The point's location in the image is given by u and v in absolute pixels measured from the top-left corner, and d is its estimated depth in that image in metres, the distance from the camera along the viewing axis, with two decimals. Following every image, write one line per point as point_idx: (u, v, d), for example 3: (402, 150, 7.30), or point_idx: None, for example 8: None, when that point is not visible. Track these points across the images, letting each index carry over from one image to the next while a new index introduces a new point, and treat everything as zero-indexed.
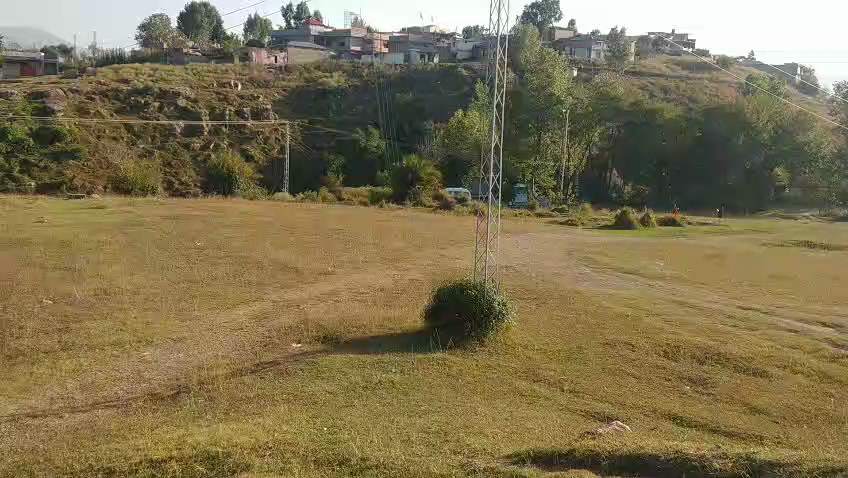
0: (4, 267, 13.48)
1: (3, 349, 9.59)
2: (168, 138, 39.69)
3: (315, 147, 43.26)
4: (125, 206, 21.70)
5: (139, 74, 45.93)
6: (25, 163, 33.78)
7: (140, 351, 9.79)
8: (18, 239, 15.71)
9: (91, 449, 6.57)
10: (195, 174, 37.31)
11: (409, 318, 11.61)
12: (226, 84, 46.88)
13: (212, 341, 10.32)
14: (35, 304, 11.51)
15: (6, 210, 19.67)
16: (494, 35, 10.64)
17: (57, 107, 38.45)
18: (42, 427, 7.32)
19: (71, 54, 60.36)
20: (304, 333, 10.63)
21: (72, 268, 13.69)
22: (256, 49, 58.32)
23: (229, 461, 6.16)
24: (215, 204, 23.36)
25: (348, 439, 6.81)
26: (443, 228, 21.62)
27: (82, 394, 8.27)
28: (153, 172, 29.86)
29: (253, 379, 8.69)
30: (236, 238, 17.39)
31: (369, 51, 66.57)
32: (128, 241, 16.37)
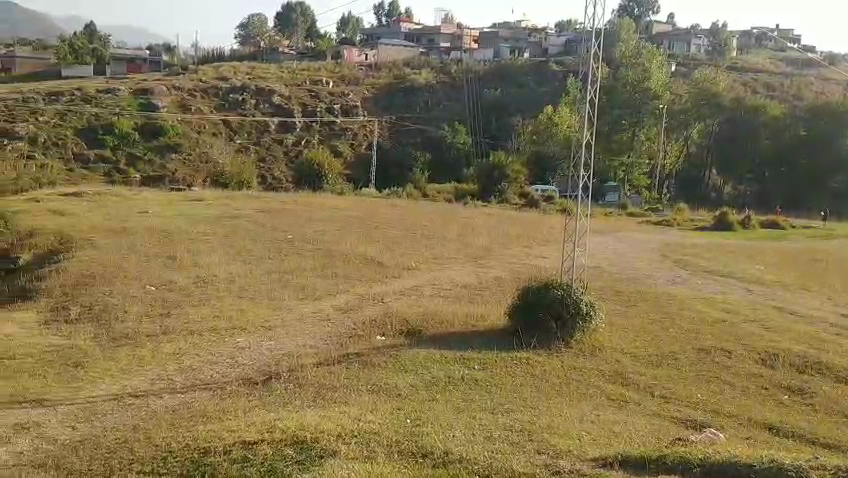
0: (113, 254, 14.32)
1: (110, 332, 10.19)
2: (263, 134, 41.06)
3: (403, 144, 43.65)
4: (224, 199, 22.61)
5: (237, 72, 47.80)
6: (131, 156, 35.77)
7: (235, 337, 10.18)
8: (125, 228, 16.65)
9: (188, 429, 6.87)
10: (287, 169, 38.42)
11: (493, 315, 11.54)
12: (318, 82, 48.09)
13: (300, 330, 10.61)
14: (139, 290, 12.17)
15: (113, 201, 20.89)
16: (591, 29, 10.37)
17: (162, 104, 40.52)
18: (143, 406, 7.73)
19: (175, 52, 63.41)
20: (389, 325, 10.76)
21: (172, 257, 14.39)
22: (348, 48, 59.36)
23: (316, 447, 6.32)
24: (306, 198, 24.03)
25: (431, 432, 6.85)
26: (529, 226, 21.43)
27: (180, 377, 8.66)
28: (248, 167, 30.98)
29: (339, 370, 8.85)
30: (325, 232, 17.82)
31: (459, 47, 66.68)
32: (223, 233, 17.04)
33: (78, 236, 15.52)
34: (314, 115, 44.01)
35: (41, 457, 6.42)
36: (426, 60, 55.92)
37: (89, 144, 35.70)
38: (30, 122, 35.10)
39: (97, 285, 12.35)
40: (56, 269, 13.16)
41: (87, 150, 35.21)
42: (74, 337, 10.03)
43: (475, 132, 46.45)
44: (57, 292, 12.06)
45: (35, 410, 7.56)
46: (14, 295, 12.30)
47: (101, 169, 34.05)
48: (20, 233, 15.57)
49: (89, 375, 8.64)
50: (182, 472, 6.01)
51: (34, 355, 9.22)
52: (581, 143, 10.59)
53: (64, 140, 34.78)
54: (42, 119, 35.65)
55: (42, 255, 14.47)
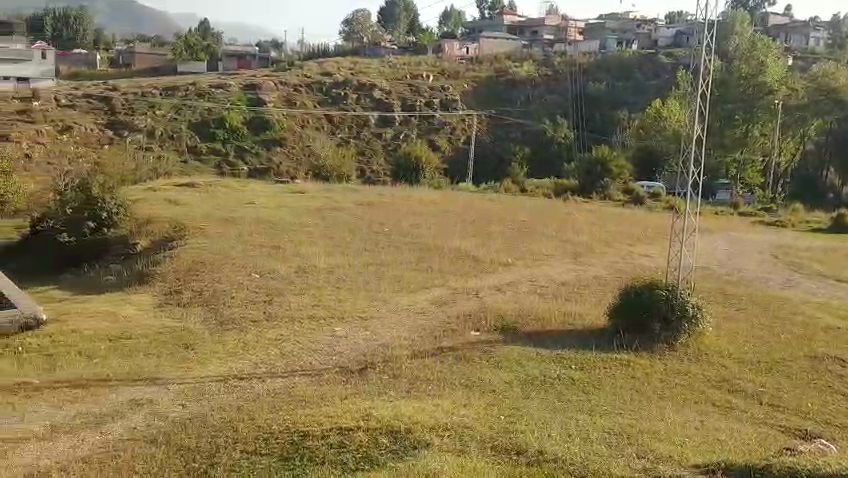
0: (220, 242, 14.99)
1: (217, 317, 10.67)
2: (363, 128, 41.81)
3: (501, 138, 43.24)
4: (325, 191, 23.24)
5: (340, 68, 48.93)
6: (239, 150, 37.38)
7: (333, 326, 10.43)
8: (232, 218, 17.37)
9: (287, 412, 7.10)
10: (386, 163, 38.94)
11: (591, 314, 11.26)
12: (418, 77, 48.50)
13: (397, 322, 10.76)
14: (245, 277, 12.68)
15: (222, 192, 21.87)
16: (704, 20, 9.85)
17: (269, 98, 42.14)
18: (247, 388, 8.05)
19: (282, 49, 65.69)
20: (483, 320, 10.73)
21: (276, 246, 14.91)
22: (449, 42, 59.52)
23: (410, 438, 6.38)
24: (404, 191, 24.30)
25: (526, 430, 6.75)
26: (631, 223, 20.82)
27: (281, 362, 8.96)
28: (348, 160, 31.57)
29: (434, 363, 8.87)
30: (422, 225, 17.95)
31: (562, 39, 65.57)
32: (323, 224, 17.49)
33: (190, 224, 16.36)
34: (413, 109, 44.40)
35: (153, 433, 6.80)
36: (528, 53, 55.27)
37: (202, 137, 37.53)
38: (149, 116, 37.40)
39: (206, 271, 12.96)
40: (170, 255, 13.91)
41: (199, 142, 37.05)
42: (186, 320, 10.58)
43: (577, 127, 45.46)
44: (171, 277, 12.76)
45: (149, 388, 8.02)
46: (132, 278, 13.09)
47: (212, 161, 35.73)
48: (139, 220, 16.56)
49: (198, 357, 9.08)
50: (281, 454, 6.20)
51: (149, 335, 9.79)
52: (691, 138, 10.13)
53: (179, 134, 36.83)
54: (159, 114, 37.86)
55: (157, 242, 15.33)
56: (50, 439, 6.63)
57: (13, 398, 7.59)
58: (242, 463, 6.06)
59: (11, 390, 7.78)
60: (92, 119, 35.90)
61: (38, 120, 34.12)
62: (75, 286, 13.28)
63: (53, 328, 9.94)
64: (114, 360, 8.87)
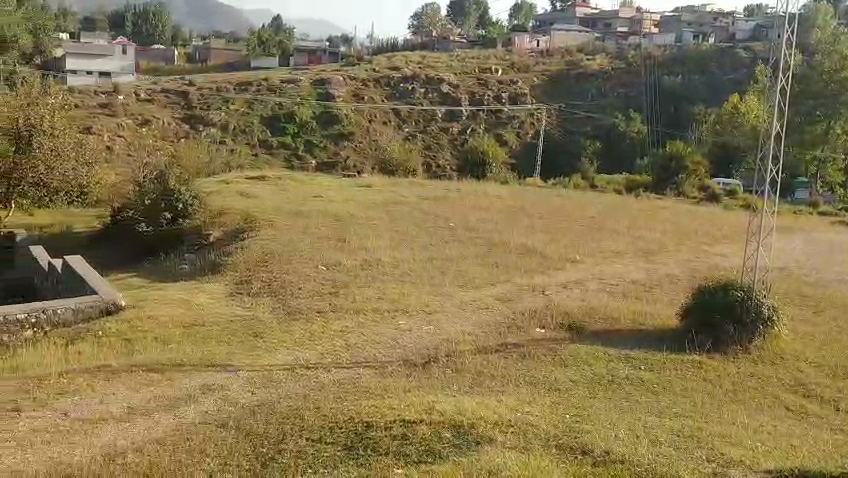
0: (289, 234, 15.30)
1: (286, 307, 10.91)
2: (430, 122, 41.90)
3: (571, 132, 42.51)
4: (393, 185, 23.44)
5: (409, 62, 49.30)
6: (308, 144, 38.10)
7: (397, 319, 10.53)
8: (301, 211, 17.71)
9: (351, 403, 7.19)
10: (453, 157, 39.01)
11: (661, 314, 10.96)
12: (487, 70, 48.33)
13: (462, 318, 10.73)
14: (313, 269, 12.92)
15: (293, 185, 22.34)
16: (785, 14, 9.43)
17: (338, 93, 42.92)
18: (314, 377, 8.21)
19: (352, 44, 66.70)
20: (549, 318, 10.58)
21: (342, 239, 15.10)
22: (519, 35, 59.06)
23: (474, 432, 6.37)
24: (472, 186, 24.25)
25: (591, 430, 6.64)
26: (705, 221, 20.16)
27: (346, 354, 9.07)
28: (414, 155, 31.66)
29: (498, 358, 8.83)
30: (488, 221, 17.88)
31: (636, 31, 64.10)
32: (389, 218, 17.61)
33: (260, 217, 16.77)
34: (481, 104, 44.19)
35: (224, 417, 7.01)
36: (600, 47, 54.28)
37: (273, 131, 38.43)
38: (223, 110, 38.63)
39: (275, 262, 13.27)
40: (241, 246, 14.28)
41: (270, 136, 37.96)
42: (255, 309, 10.86)
43: (650, 122, 44.32)
44: (241, 267, 13.09)
45: (220, 374, 8.28)
46: (205, 267, 13.50)
47: (281, 154, 36.58)
48: (212, 212, 17.06)
49: (266, 345, 9.31)
50: (346, 443, 6.28)
51: (221, 323, 10.09)
52: (768, 133, 9.73)
53: (251, 128, 37.84)
54: (233, 108, 39.04)
55: (229, 233, 15.77)
56: (127, 420, 6.92)
57: (93, 379, 7.94)
58: (308, 450, 6.17)
59: (92, 372, 8.15)
60: (170, 113, 37.39)
61: (120, 114, 35.69)
62: (152, 274, 13.79)
63: (132, 314, 10.37)
64: (188, 347, 9.18)
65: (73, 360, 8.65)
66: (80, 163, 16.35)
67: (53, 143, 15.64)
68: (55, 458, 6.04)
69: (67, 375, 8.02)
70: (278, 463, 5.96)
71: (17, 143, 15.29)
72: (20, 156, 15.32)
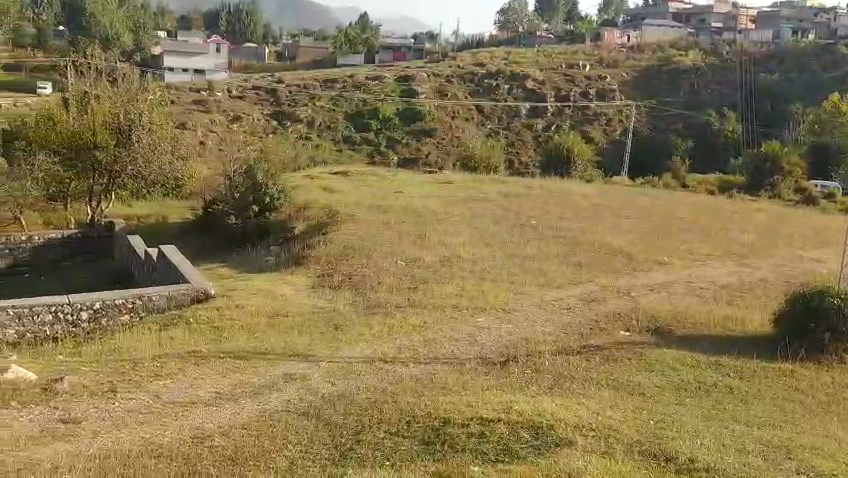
0: (371, 229, 15.51)
1: (366, 300, 11.06)
2: (514, 118, 41.31)
3: (661, 128, 41.05)
4: (473, 181, 23.34)
5: (495, 59, 49.45)
6: (390, 140, 38.31)
7: (476, 316, 10.50)
8: (383, 206, 17.91)
9: (429, 398, 7.21)
10: (535, 155, 37.49)
11: (752, 320, 10.46)
12: (574, 66, 47.66)
13: (542, 317, 10.60)
14: (392, 264, 13.03)
15: (376, 181, 22.61)
16: None
17: (421, 89, 43.60)
18: (391, 371, 8.27)
19: (437, 42, 67.23)
20: (632, 321, 10.29)
21: (422, 235, 15.20)
22: (609, 31, 57.97)
23: (554, 435, 6.27)
24: (555, 184, 23.83)
25: (674, 437, 6.41)
26: (803, 225, 19.09)
27: (423, 349, 9.11)
28: (496, 151, 31.36)
29: (579, 360, 8.65)
30: (571, 219, 17.57)
31: (732, 27, 61.63)
32: (470, 214, 17.57)
33: (343, 211, 17.09)
34: (567, 99, 43.26)
35: (304, 406, 7.17)
36: (694, 42, 52.43)
37: (356, 126, 38.99)
38: (310, 106, 39.68)
39: (356, 257, 13.47)
40: (323, 240, 14.56)
41: (353, 132, 38.44)
42: (336, 302, 11.06)
43: (746, 120, 42.18)
44: (324, 261, 13.37)
45: (302, 364, 8.47)
46: (289, 260, 13.84)
47: (364, 149, 36.90)
48: (297, 206, 17.49)
49: (347, 337, 9.48)
50: (423, 438, 6.30)
51: (303, 315, 10.32)
52: None
53: (336, 124, 38.54)
54: (319, 105, 40.08)
55: (312, 226, 16.11)
56: (215, 405, 7.19)
57: (184, 364, 8.30)
58: (386, 443, 6.22)
59: (183, 357, 8.52)
60: (260, 110, 38.95)
61: (213, 110, 37.27)
62: (240, 265, 14.25)
63: (220, 302, 10.77)
64: (272, 336, 9.45)
65: (165, 345, 9.07)
66: (175, 157, 17.05)
67: (151, 138, 16.40)
68: (147, 438, 6.33)
69: (160, 359, 8.40)
70: (356, 454, 6.03)
71: (118, 137, 16.23)
72: (121, 149, 16.22)
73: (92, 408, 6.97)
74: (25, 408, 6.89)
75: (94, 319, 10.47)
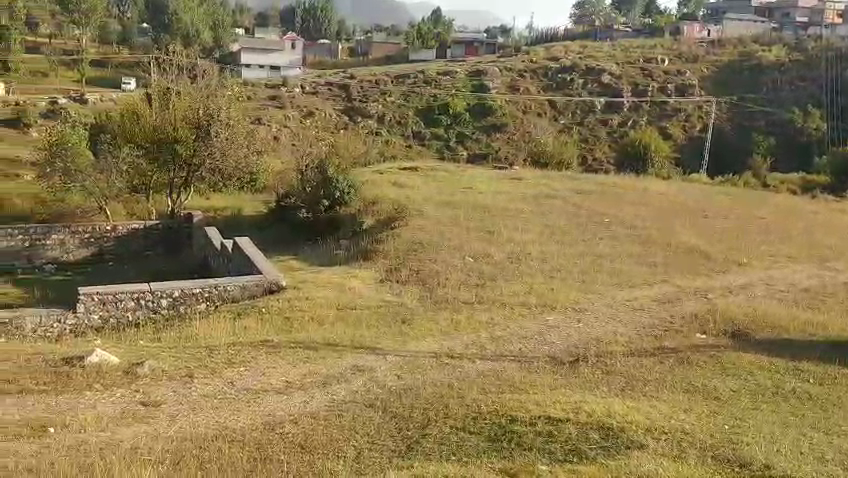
0: (439, 224, 15.52)
1: (433, 295, 11.08)
2: (588, 114, 40.47)
3: (742, 125, 39.49)
4: (544, 178, 23.05)
5: (569, 53, 49.04)
6: (461, 134, 38.19)
7: (545, 315, 10.38)
8: (452, 202, 17.90)
9: (496, 395, 7.16)
10: (610, 151, 36.53)
11: (838, 325, 9.93)
12: (652, 61, 46.50)
13: (613, 317, 10.37)
14: (460, 260, 13.01)
15: (445, 176, 22.63)
16: None
17: (493, 85, 43.52)
18: (458, 367, 8.25)
19: (510, 36, 66.82)
20: (708, 324, 9.94)
21: (491, 231, 15.09)
22: (689, 24, 56.32)
23: (623, 437, 6.14)
24: (629, 181, 23.23)
25: (751, 442, 6.16)
26: None
27: (491, 346, 9.06)
28: (569, 147, 30.83)
29: (652, 362, 8.42)
30: (644, 217, 17.13)
31: (820, 21, 58.83)
32: (540, 211, 17.36)
33: (412, 206, 17.17)
34: (644, 95, 42.15)
35: (372, 398, 7.24)
36: (778, 37, 50.31)
37: (427, 122, 39.07)
38: (381, 102, 40.12)
39: (424, 252, 13.52)
40: (392, 235, 14.67)
41: (423, 127, 38.49)
42: (404, 296, 11.13)
43: (833, 118, 40.09)
44: (392, 255, 13.47)
45: (369, 356, 8.56)
46: (359, 254, 14.00)
47: (434, 145, 36.86)
48: (366, 200, 17.67)
49: (414, 331, 9.51)
50: (489, 434, 6.24)
51: (372, 308, 10.43)
52: None
53: (406, 119, 38.73)
54: (390, 100, 40.47)
55: (382, 221, 16.25)
56: (286, 393, 7.35)
57: (257, 352, 8.51)
58: (452, 438, 6.20)
59: (255, 346, 8.73)
60: (332, 105, 39.60)
61: (288, 106, 38.13)
62: (311, 258, 14.49)
63: (291, 294, 10.99)
64: (341, 328, 9.60)
65: (239, 334, 9.31)
66: (251, 151, 17.48)
67: (228, 132, 16.89)
68: (222, 423, 6.53)
69: (234, 347, 8.66)
70: (423, 447, 6.04)
71: (198, 131, 16.81)
72: (200, 143, 16.78)
73: (170, 392, 7.23)
74: (108, 389, 7.20)
75: (172, 307, 10.86)
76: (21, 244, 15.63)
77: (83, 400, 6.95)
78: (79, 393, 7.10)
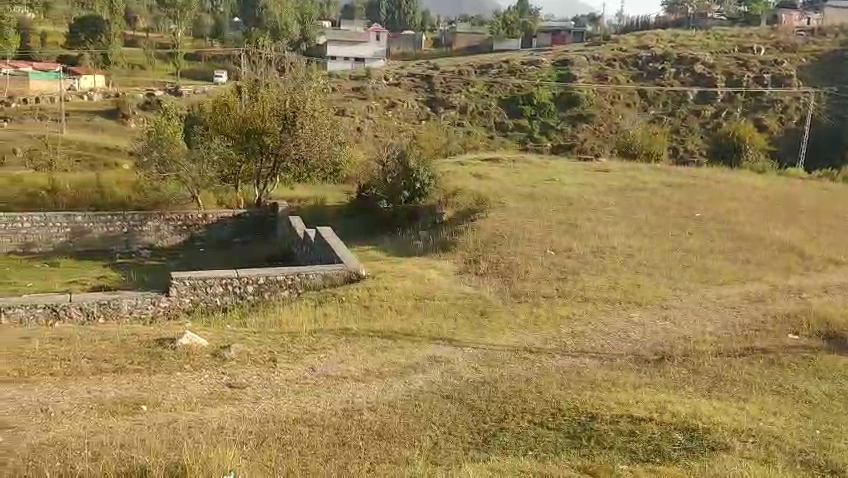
0: (520, 217, 15.34)
1: (513, 289, 10.98)
2: (679, 104, 38.99)
3: (842, 118, 36.93)
4: (631, 170, 22.39)
5: (660, 41, 47.70)
6: (545, 125, 37.53)
7: (629, 311, 10.09)
8: (533, 194, 17.64)
9: (578, 392, 7.01)
10: (702, 141, 34.93)
11: None
12: (747, 50, 44.48)
13: (702, 315, 9.97)
14: (542, 253, 12.84)
15: (528, 168, 22.34)
16: None
17: (580, 74, 42.72)
18: (538, 362, 8.14)
19: (597, 25, 65.33)
20: (801, 323, 9.42)
21: (573, 224, 14.79)
22: (788, 12, 53.55)
23: (708, 439, 5.90)
24: (721, 175, 22.24)
25: (844, 449, 5.80)
26: None
27: (572, 341, 8.89)
28: (659, 139, 29.75)
29: (741, 363, 8.04)
30: (736, 212, 16.39)
31: None
32: (624, 204, 16.90)
33: (493, 198, 17.05)
34: (738, 85, 40.30)
35: (449, 390, 7.24)
36: None
37: (510, 113, 38.68)
38: (463, 93, 40.02)
39: (505, 245, 13.40)
40: (472, 226, 14.62)
41: (506, 118, 38.14)
42: (483, 288, 11.08)
43: None
44: (472, 247, 13.43)
45: (446, 348, 8.57)
46: (438, 245, 14.01)
47: (517, 136, 36.28)
48: (447, 192, 17.64)
49: (492, 325, 9.45)
50: (567, 431, 6.12)
51: (450, 299, 10.43)
52: None
53: (489, 110, 38.46)
54: (473, 91, 40.33)
55: (462, 213, 16.23)
56: (365, 381, 7.45)
57: (337, 340, 8.66)
58: (529, 433, 6.11)
59: (335, 333, 8.89)
60: (415, 97, 39.80)
61: (371, 97, 38.57)
62: (391, 249, 14.61)
63: (372, 283, 11.11)
64: (418, 319, 9.66)
65: (319, 322, 9.51)
66: (334, 142, 17.82)
67: (313, 124, 17.24)
68: (303, 407, 6.68)
69: (315, 334, 8.83)
70: (499, 440, 6.00)
71: (284, 122, 17.25)
72: (286, 134, 17.24)
73: (255, 375, 7.47)
74: (196, 371, 7.50)
75: (258, 293, 11.23)
76: (120, 230, 16.39)
77: (174, 380, 7.27)
78: (170, 373, 7.42)
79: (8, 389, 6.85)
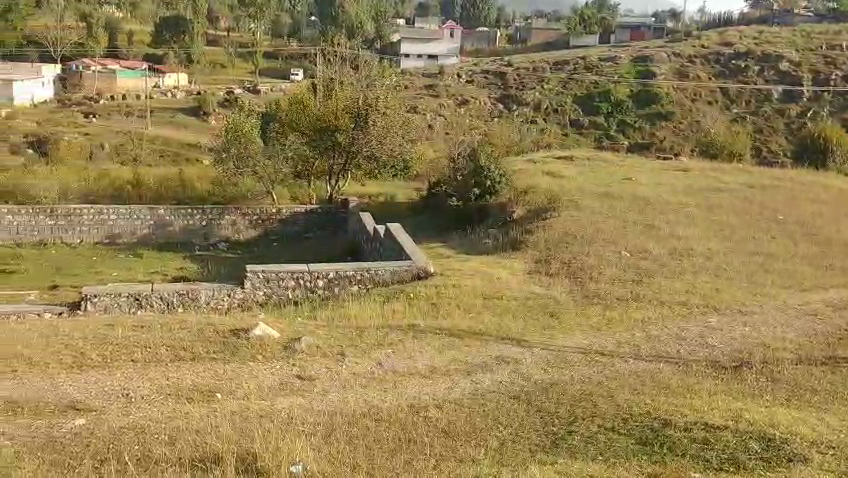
0: (593, 217, 15.02)
1: (584, 290, 10.77)
2: (763, 103, 37.40)
3: None
4: (710, 170, 21.58)
5: (744, 38, 45.91)
6: (621, 123, 36.62)
7: (705, 316, 9.74)
8: (607, 193, 17.25)
9: (650, 397, 6.82)
10: (788, 142, 33.35)
11: None
12: (838, 47, 42.29)
13: (783, 321, 9.54)
14: (615, 254, 12.55)
15: (602, 167, 21.87)
16: None
17: (659, 71, 41.54)
18: (609, 365, 7.96)
19: (678, 20, 63.40)
20: None
21: (649, 225, 14.38)
22: None
23: (786, 449, 5.63)
24: (808, 177, 21.14)
25: None
26: None
27: (645, 345, 8.65)
28: (742, 138, 28.53)
29: (825, 372, 7.62)
30: (823, 216, 15.56)
31: None
32: (703, 205, 16.31)
33: (565, 197, 16.77)
34: (827, 83, 38.31)
35: (516, 390, 7.16)
36: None
37: (585, 111, 38.00)
38: (538, 90, 39.54)
39: (577, 245, 13.14)
40: (543, 226, 14.42)
41: (581, 116, 37.47)
42: (553, 289, 10.92)
43: None
44: (543, 247, 13.24)
45: (513, 348, 8.47)
46: (508, 244, 13.88)
47: (592, 134, 35.52)
48: (518, 190, 17.45)
49: (561, 326, 9.29)
50: (639, 437, 5.94)
51: (518, 298, 10.32)
52: None
53: (563, 107, 37.85)
54: (548, 89, 39.80)
55: (532, 212, 16.04)
56: (431, 378, 7.46)
57: (404, 336, 8.70)
58: (599, 438, 5.98)
59: (403, 330, 8.93)
60: (488, 94, 39.55)
61: (443, 95, 38.56)
62: (460, 247, 14.58)
63: (440, 281, 11.10)
64: (486, 317, 9.61)
65: (388, 318, 9.56)
66: (405, 139, 17.91)
67: (384, 121, 17.38)
68: (370, 401, 6.74)
69: (383, 330, 8.89)
70: (566, 443, 5.89)
71: (356, 118, 17.45)
72: (357, 131, 17.45)
73: (325, 367, 7.59)
74: (268, 362, 7.67)
75: (329, 287, 11.39)
76: (199, 223, 16.94)
77: (247, 370, 7.45)
78: (243, 363, 7.62)
79: (92, 374, 7.19)
